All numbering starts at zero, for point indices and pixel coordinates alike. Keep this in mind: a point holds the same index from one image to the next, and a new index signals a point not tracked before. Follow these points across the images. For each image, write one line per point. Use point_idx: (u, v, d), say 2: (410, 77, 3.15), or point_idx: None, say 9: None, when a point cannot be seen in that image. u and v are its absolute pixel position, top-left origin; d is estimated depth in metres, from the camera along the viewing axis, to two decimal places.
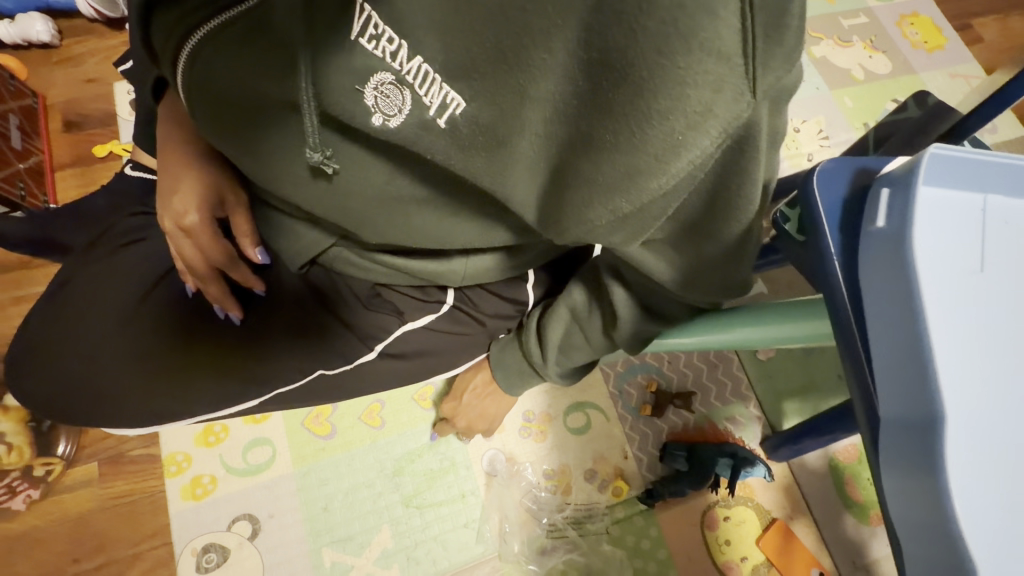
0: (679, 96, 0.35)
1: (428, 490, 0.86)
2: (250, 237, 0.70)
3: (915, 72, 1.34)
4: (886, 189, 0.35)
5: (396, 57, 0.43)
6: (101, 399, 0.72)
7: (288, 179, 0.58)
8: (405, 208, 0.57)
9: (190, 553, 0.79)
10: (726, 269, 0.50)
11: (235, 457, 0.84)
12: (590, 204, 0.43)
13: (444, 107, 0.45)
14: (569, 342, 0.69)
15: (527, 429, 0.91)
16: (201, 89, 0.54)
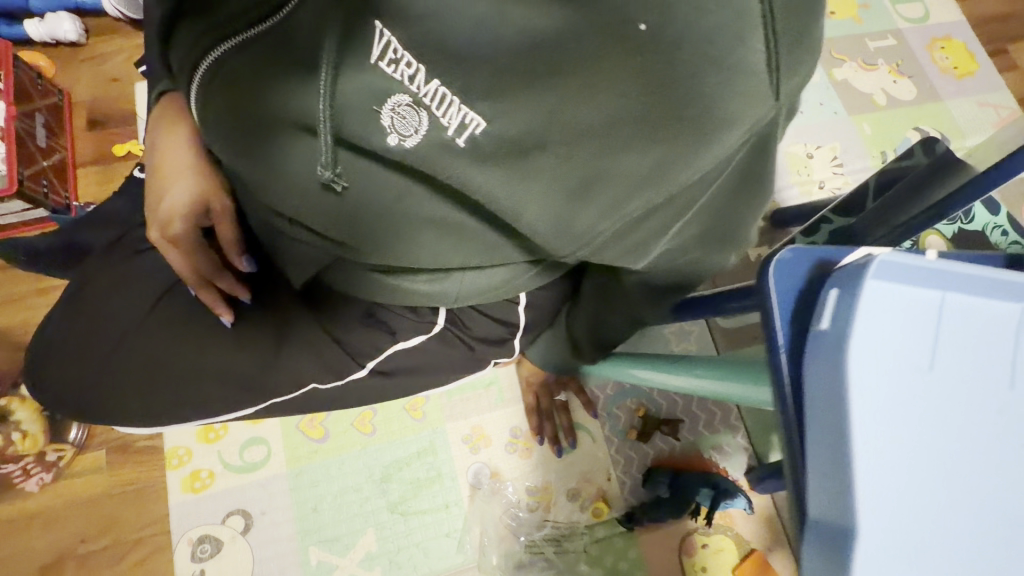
0: (711, 102, 0.40)
1: (414, 498, 0.89)
2: (234, 245, 0.73)
3: (942, 100, 1.29)
4: (833, 293, 0.35)
5: (414, 80, 0.46)
6: (110, 393, 0.76)
7: (288, 191, 0.56)
8: (400, 232, 0.56)
9: (187, 542, 0.84)
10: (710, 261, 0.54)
11: (233, 454, 0.88)
12: (618, 205, 0.45)
13: (463, 126, 0.45)
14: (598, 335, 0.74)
15: (514, 445, 0.93)
16: (218, 94, 0.55)
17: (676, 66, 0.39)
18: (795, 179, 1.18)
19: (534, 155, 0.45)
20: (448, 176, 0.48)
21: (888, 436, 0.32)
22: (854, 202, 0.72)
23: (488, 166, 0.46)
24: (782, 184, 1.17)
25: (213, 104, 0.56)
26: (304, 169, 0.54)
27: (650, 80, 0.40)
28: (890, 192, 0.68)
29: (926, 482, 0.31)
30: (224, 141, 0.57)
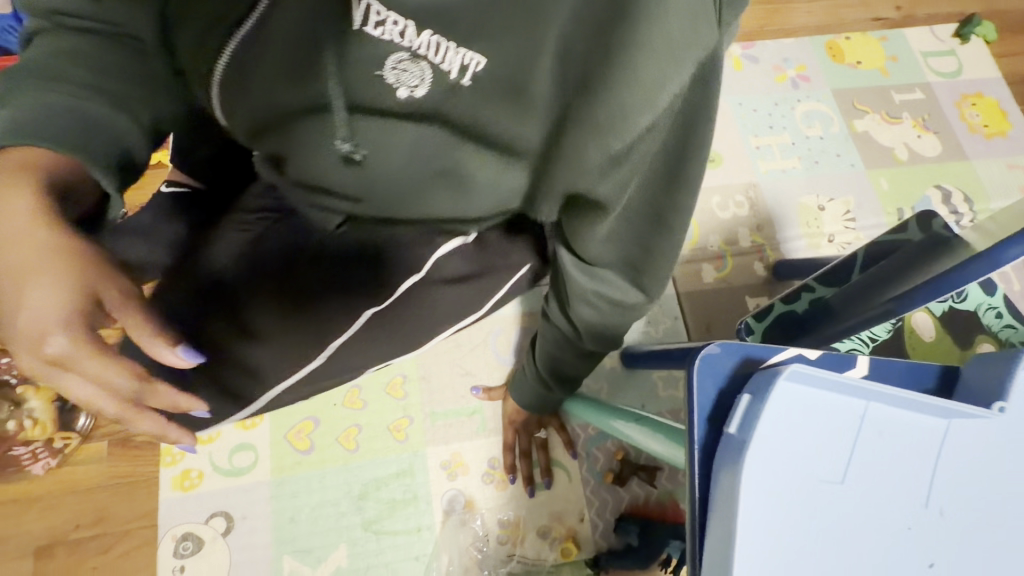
0: (665, 27, 0.42)
1: (388, 518, 0.92)
2: (158, 341, 0.50)
3: (968, 159, 1.26)
4: (742, 400, 0.42)
5: (405, 35, 0.48)
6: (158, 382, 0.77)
7: (314, 157, 0.60)
8: (400, 179, 0.60)
9: (170, 538, 0.88)
10: (663, 247, 0.55)
11: (222, 457, 0.93)
12: (589, 141, 0.49)
13: (463, 68, 0.49)
14: (558, 357, 0.78)
15: (490, 476, 0.95)
16: (238, 86, 0.57)
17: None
18: (804, 230, 1.16)
19: (524, 92, 0.49)
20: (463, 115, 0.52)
21: (773, 521, 0.40)
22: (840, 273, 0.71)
23: (492, 101, 0.51)
24: (789, 234, 1.15)
25: (234, 98, 0.59)
26: (321, 138, 0.58)
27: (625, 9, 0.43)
28: (874, 268, 0.67)
29: (805, 560, 0.40)
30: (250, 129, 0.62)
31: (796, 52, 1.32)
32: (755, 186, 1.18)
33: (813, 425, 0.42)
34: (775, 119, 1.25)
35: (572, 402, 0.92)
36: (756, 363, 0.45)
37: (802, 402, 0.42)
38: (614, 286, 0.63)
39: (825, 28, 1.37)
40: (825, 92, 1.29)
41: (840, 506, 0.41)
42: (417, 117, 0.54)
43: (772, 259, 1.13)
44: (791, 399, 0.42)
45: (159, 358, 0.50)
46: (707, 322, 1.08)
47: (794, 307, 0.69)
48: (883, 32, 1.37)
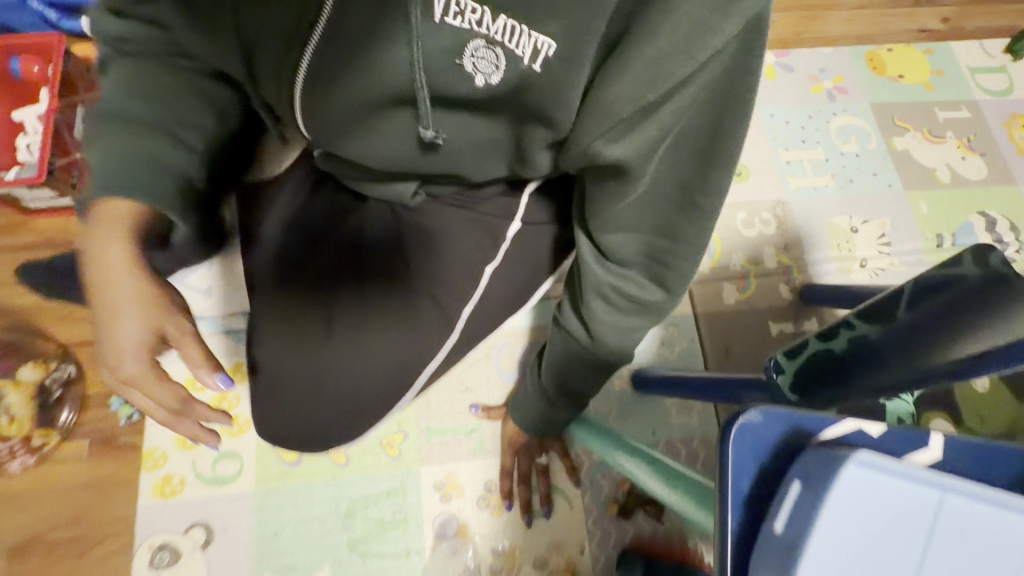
0: None
1: (376, 539, 0.87)
2: (201, 366, 0.63)
3: (1015, 183, 1.17)
4: (794, 488, 0.38)
5: (481, 23, 0.51)
6: (271, 379, 0.77)
7: (382, 134, 0.62)
8: (449, 143, 0.62)
9: (147, 548, 0.84)
10: (690, 233, 0.54)
11: (205, 465, 0.88)
12: (618, 96, 0.48)
13: (536, 53, 0.51)
14: (569, 370, 0.74)
15: (486, 500, 0.89)
16: (317, 78, 0.59)
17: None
18: (835, 252, 1.08)
19: (574, 62, 0.50)
20: (536, 104, 0.55)
21: None
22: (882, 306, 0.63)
23: (562, 91, 0.52)
24: (818, 256, 1.08)
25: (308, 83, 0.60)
26: (401, 119, 0.60)
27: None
28: (925, 307, 0.59)
29: None
30: (309, 110, 0.63)
31: (835, 62, 1.24)
32: (783, 204, 1.11)
33: (881, 523, 0.36)
34: (808, 133, 1.17)
35: (584, 425, 0.85)
36: (805, 439, 0.41)
37: (870, 498, 0.36)
38: (631, 283, 0.61)
39: (866, 38, 1.29)
40: (864, 106, 1.21)
41: None
42: (493, 101, 0.57)
43: (798, 282, 1.06)
44: (857, 494, 0.36)
45: (203, 378, 0.64)
46: (725, 346, 1.01)
47: (831, 346, 0.62)
48: (928, 45, 1.29)
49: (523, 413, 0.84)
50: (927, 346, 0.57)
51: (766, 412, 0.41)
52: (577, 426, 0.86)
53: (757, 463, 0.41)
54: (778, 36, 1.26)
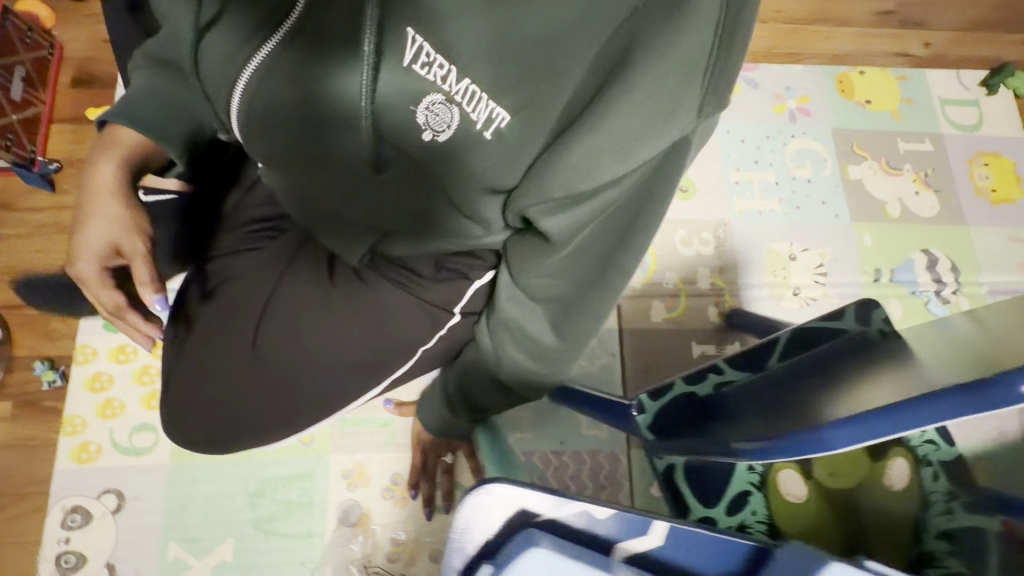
0: (652, 91, 0.48)
1: (282, 519, 0.90)
2: (146, 285, 0.76)
3: (966, 224, 1.16)
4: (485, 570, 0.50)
5: (446, 79, 0.54)
6: (200, 375, 0.80)
7: (326, 159, 0.62)
8: (398, 187, 0.62)
9: (60, 508, 0.88)
10: (599, 299, 0.59)
11: (122, 435, 0.91)
12: (555, 171, 0.52)
13: (489, 121, 0.54)
14: (473, 384, 0.76)
15: (390, 492, 0.93)
16: (274, 89, 0.60)
17: (642, 68, 0.48)
18: (770, 279, 1.09)
19: (526, 129, 0.54)
20: (472, 159, 0.56)
21: None
22: (754, 356, 0.65)
23: (506, 155, 0.55)
24: (753, 281, 1.08)
25: (261, 86, 0.61)
26: (342, 142, 0.60)
27: (623, 74, 0.49)
28: (794, 361, 0.62)
29: None
30: (257, 117, 0.63)
31: (803, 80, 1.21)
32: (725, 225, 1.11)
33: None
34: (763, 153, 1.16)
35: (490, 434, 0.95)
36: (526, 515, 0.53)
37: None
38: (539, 325, 0.63)
39: (841, 58, 1.25)
40: (824, 130, 1.19)
41: None
42: (438, 158, 0.58)
43: (728, 306, 1.07)
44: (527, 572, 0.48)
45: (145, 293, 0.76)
46: (645, 364, 1.02)
47: (695, 389, 0.64)
48: (904, 71, 1.25)
49: (431, 419, 0.86)
50: (796, 404, 0.52)
51: (501, 488, 0.52)
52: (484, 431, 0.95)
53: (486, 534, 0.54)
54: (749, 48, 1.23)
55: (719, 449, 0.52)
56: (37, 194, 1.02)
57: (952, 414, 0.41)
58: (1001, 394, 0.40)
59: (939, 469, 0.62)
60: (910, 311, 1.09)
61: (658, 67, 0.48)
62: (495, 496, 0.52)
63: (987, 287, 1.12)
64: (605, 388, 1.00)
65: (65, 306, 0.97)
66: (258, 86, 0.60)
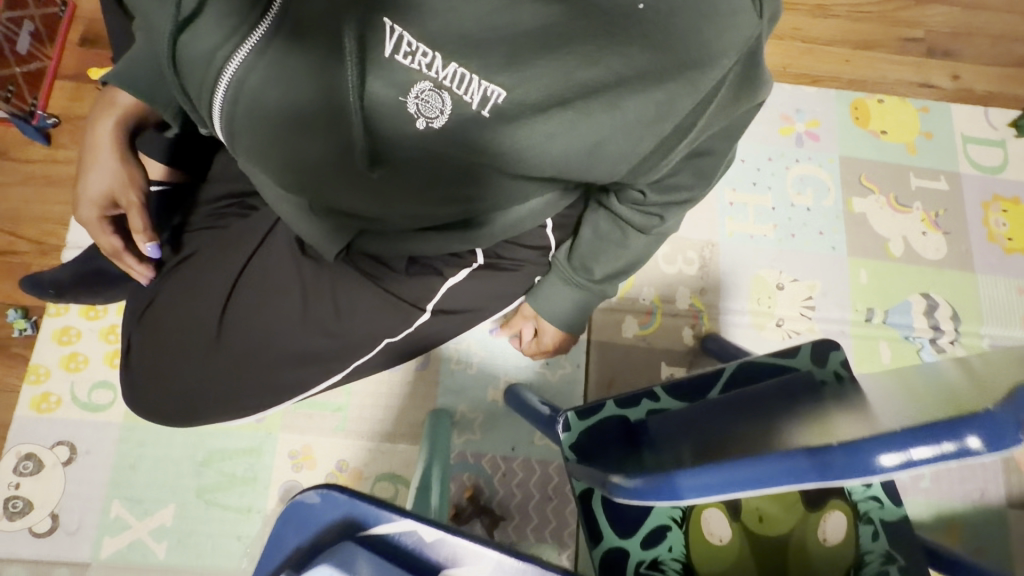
0: (705, 34, 0.46)
1: (224, 491, 0.91)
2: (142, 232, 0.76)
3: (975, 272, 1.09)
4: None
5: (432, 67, 0.48)
6: (168, 360, 0.80)
7: (327, 159, 0.54)
8: (442, 183, 0.57)
9: (14, 454, 0.90)
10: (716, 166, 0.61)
11: (82, 390, 0.93)
12: (621, 136, 0.51)
13: (485, 100, 0.48)
14: (564, 300, 0.76)
15: (334, 477, 0.92)
16: (262, 89, 0.52)
17: (664, 36, 0.46)
18: (754, 306, 1.04)
19: (565, 107, 0.49)
20: (477, 141, 0.52)
21: None
22: (696, 386, 0.62)
23: (517, 125, 0.50)
24: (735, 306, 1.04)
25: (247, 88, 0.52)
26: (349, 140, 0.53)
27: (665, 51, 0.47)
28: (739, 394, 0.58)
29: None
30: (243, 123, 0.54)
31: (815, 103, 1.16)
32: (712, 246, 1.07)
33: None
34: (762, 175, 1.11)
35: (435, 421, 0.90)
36: (350, 526, 0.49)
37: None
38: (648, 214, 0.65)
39: (859, 83, 1.19)
40: (831, 157, 1.13)
41: None
42: (438, 145, 0.53)
43: (705, 329, 1.02)
44: None
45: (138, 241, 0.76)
46: (609, 378, 0.99)
47: (627, 413, 0.60)
48: (925, 102, 1.18)
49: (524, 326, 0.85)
50: (729, 438, 0.50)
51: (320, 493, 0.48)
52: (436, 417, 0.91)
53: (298, 539, 0.50)
54: None
55: (600, 482, 0.50)
56: (32, 147, 1.04)
57: (792, 476, 0.38)
58: (857, 463, 0.36)
59: (880, 527, 0.59)
60: (899, 356, 1.03)
61: (677, 29, 0.46)
62: (327, 502, 0.49)
63: (988, 339, 1.05)
64: (564, 397, 0.98)
65: (44, 257, 0.99)
66: (240, 86, 0.52)
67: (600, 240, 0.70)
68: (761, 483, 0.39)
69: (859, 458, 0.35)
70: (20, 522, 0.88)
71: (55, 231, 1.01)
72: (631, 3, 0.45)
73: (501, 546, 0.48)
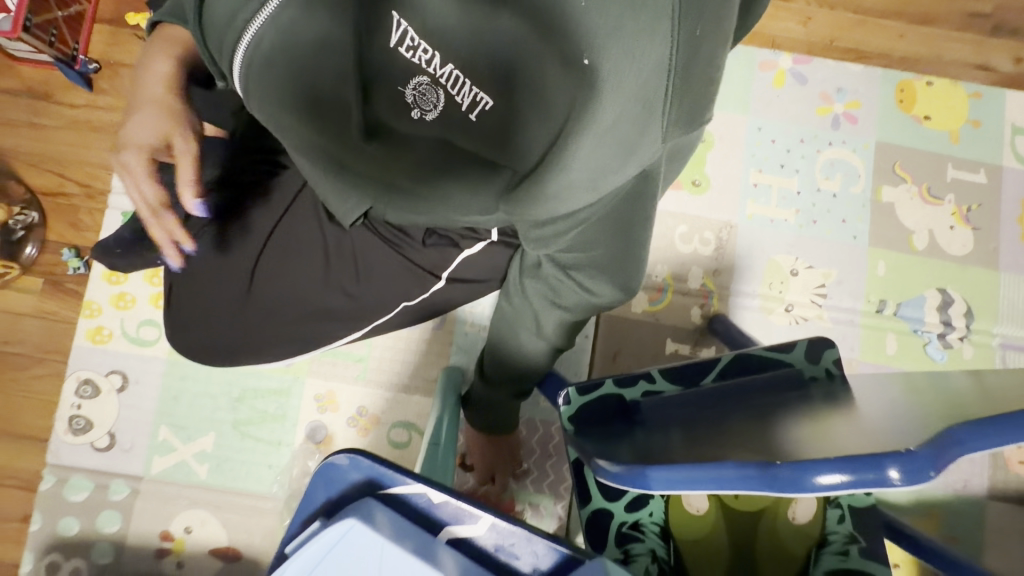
0: (627, 103, 0.43)
1: (257, 425, 1.01)
2: (190, 184, 0.71)
3: (999, 271, 1.07)
4: (313, 526, 0.56)
5: (431, 64, 0.45)
6: (206, 308, 0.87)
7: (304, 139, 0.55)
8: (391, 183, 0.55)
9: (75, 379, 1.01)
10: (634, 246, 0.56)
11: (131, 326, 1.02)
12: (544, 186, 0.48)
13: (474, 105, 0.45)
14: (490, 365, 0.76)
15: (355, 421, 1.01)
16: (266, 61, 0.52)
17: (599, 101, 0.42)
18: (765, 290, 1.06)
19: (505, 142, 0.47)
20: (454, 149, 0.49)
21: None
22: (691, 372, 0.66)
23: (474, 146, 0.48)
24: (746, 289, 1.06)
25: (253, 56, 0.52)
26: (329, 126, 0.52)
27: (586, 117, 0.43)
28: (726, 386, 0.63)
29: None
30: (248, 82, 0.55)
31: (858, 83, 1.11)
32: (731, 227, 1.07)
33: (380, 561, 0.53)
34: (790, 158, 1.09)
35: (447, 375, 0.97)
36: (374, 483, 0.57)
37: (368, 550, 0.52)
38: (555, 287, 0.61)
39: (909, 62, 1.12)
40: (866, 142, 1.09)
41: None
42: (416, 142, 0.50)
43: (713, 310, 1.05)
44: (352, 542, 0.52)
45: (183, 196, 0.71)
46: (615, 350, 1.04)
47: (624, 392, 0.65)
48: (979, 87, 1.11)
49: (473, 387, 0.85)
50: (709, 431, 0.54)
51: (351, 454, 0.56)
52: (449, 371, 0.98)
53: (331, 491, 0.57)
54: (806, 37, 1.12)
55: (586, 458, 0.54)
56: (75, 91, 1.08)
57: (741, 482, 0.41)
58: (798, 479, 0.39)
59: (846, 511, 0.65)
60: (905, 349, 1.05)
61: (617, 97, 0.42)
62: (354, 464, 0.56)
63: (999, 338, 1.06)
64: (570, 365, 1.03)
65: (92, 200, 1.06)
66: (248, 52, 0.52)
67: (512, 312, 0.68)
68: (714, 483, 0.42)
69: (801, 474, 0.38)
70: (83, 437, 1.00)
71: (100, 176, 1.06)
72: (576, 55, 0.41)
73: (499, 513, 0.55)
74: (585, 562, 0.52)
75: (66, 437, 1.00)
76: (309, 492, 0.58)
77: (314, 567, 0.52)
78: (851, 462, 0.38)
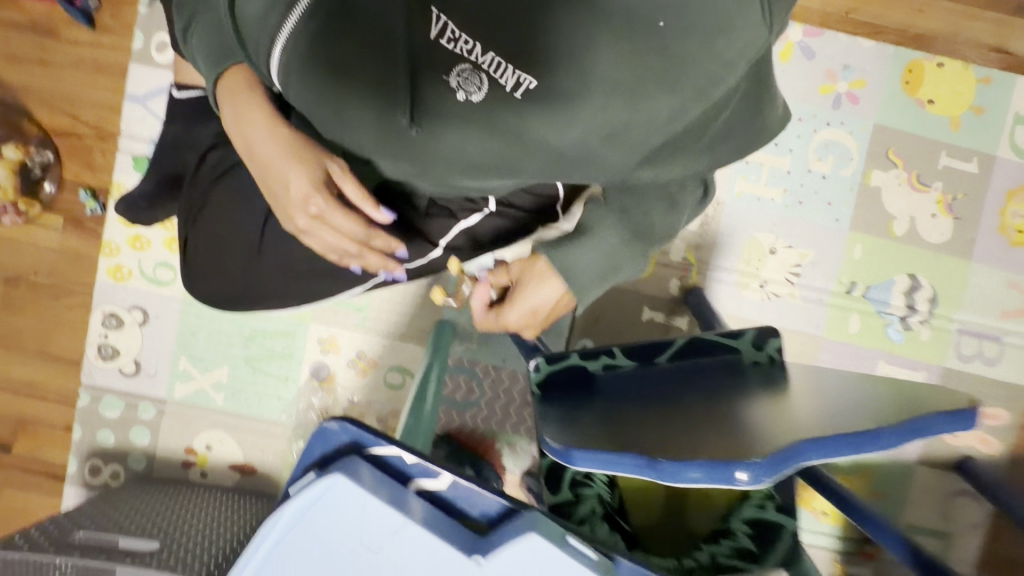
0: (712, 44, 0.52)
1: (266, 361, 1.12)
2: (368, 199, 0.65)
3: (971, 260, 1.12)
4: (309, 477, 0.66)
5: (472, 53, 0.55)
6: (216, 262, 0.93)
7: (359, 122, 0.62)
8: (482, 140, 0.60)
9: (101, 311, 1.11)
10: (735, 149, 0.64)
11: (148, 266, 1.10)
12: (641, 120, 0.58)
13: (518, 84, 0.56)
14: (602, 263, 0.72)
15: (355, 363, 1.12)
16: (306, 61, 0.59)
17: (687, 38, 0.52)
18: (743, 266, 1.11)
19: (580, 91, 0.56)
20: (518, 112, 0.58)
21: (296, 538, 0.64)
22: (650, 349, 0.75)
23: (546, 105, 0.57)
24: (726, 265, 1.11)
25: (297, 57, 0.60)
26: (387, 108, 0.60)
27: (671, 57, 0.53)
28: (681, 367, 0.72)
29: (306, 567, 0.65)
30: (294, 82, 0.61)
31: (867, 60, 1.09)
32: (718, 204, 1.11)
33: (363, 508, 0.64)
34: (787, 136, 1.10)
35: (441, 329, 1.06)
36: (363, 446, 0.67)
37: (354, 497, 0.64)
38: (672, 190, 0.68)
39: (924, 40, 1.09)
40: (865, 124, 1.10)
41: (346, 550, 0.64)
42: (478, 116, 0.58)
43: (691, 282, 1.11)
44: (342, 491, 0.64)
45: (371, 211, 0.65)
46: (595, 313, 1.12)
47: (587, 364, 0.74)
48: (989, 71, 1.09)
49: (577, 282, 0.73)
50: (655, 406, 0.63)
51: (346, 421, 0.66)
52: (441, 326, 1.07)
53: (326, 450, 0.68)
54: (822, 7, 1.08)
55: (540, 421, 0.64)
56: (77, 29, 1.08)
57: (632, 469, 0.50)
58: (675, 473, 0.48)
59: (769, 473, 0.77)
60: (867, 328, 1.12)
61: (705, 33, 0.52)
62: (347, 429, 0.67)
63: (958, 324, 1.12)
64: None
65: (103, 143, 1.10)
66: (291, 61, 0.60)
67: (631, 208, 0.70)
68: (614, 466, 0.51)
69: (679, 468, 0.48)
70: (112, 363, 1.12)
71: (108, 119, 1.09)
72: (653, 18, 0.51)
73: (459, 472, 0.67)
74: (522, 514, 0.64)
75: (97, 362, 1.12)
76: (307, 449, 0.68)
77: (311, 504, 0.63)
78: (711, 466, 0.47)
